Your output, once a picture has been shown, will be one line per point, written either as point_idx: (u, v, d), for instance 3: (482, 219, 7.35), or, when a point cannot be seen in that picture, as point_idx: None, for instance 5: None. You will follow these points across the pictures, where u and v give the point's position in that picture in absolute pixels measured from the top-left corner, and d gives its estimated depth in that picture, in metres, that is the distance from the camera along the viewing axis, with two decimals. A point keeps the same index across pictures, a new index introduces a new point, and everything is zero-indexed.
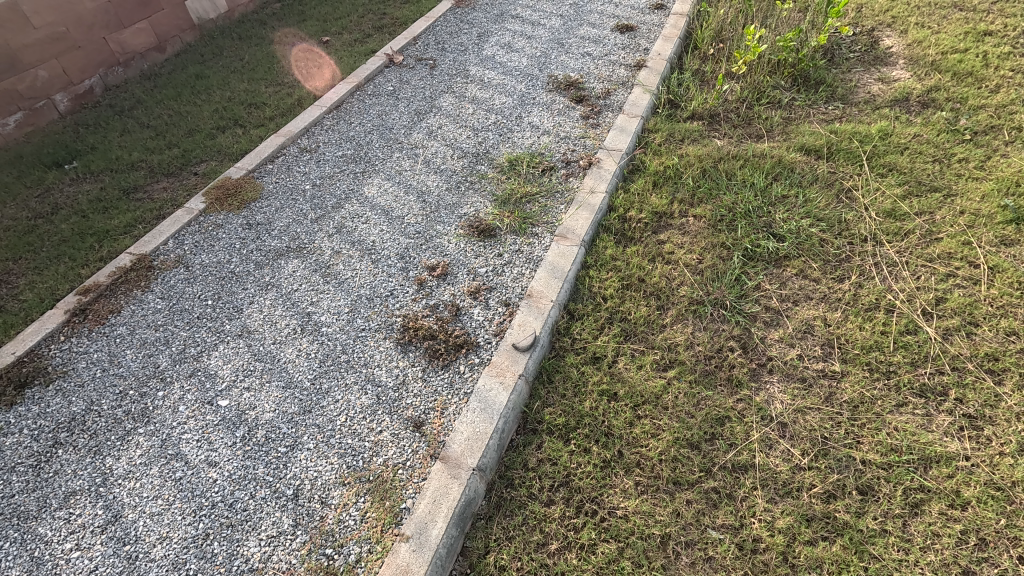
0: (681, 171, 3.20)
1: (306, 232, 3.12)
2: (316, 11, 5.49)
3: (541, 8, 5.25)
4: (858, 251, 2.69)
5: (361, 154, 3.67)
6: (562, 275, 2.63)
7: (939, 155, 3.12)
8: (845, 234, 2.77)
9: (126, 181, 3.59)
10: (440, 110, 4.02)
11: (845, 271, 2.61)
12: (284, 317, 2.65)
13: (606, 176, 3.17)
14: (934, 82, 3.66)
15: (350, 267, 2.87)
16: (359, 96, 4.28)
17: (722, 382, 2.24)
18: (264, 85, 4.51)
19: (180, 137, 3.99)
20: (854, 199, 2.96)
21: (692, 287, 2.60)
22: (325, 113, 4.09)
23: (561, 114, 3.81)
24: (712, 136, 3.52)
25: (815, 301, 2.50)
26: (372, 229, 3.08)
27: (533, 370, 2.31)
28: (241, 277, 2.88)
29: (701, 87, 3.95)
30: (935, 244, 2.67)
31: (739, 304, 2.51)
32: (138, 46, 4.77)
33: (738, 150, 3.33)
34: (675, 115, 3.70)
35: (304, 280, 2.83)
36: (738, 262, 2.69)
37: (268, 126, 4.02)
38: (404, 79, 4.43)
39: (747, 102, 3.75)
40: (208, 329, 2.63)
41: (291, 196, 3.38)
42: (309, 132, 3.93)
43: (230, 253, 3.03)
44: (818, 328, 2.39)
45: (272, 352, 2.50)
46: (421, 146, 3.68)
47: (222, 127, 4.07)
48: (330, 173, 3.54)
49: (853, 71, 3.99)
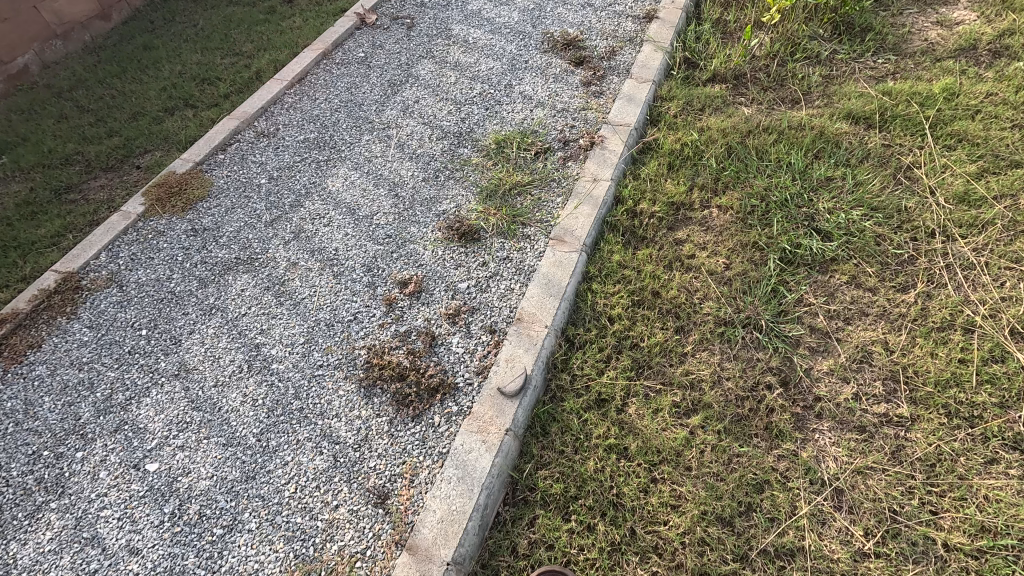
0: (702, 150, 2.66)
1: (259, 239, 2.65)
2: None
3: None
4: (924, 250, 2.18)
5: (325, 138, 3.15)
6: (560, 292, 2.16)
7: (1019, 120, 2.54)
8: (907, 227, 2.25)
9: (58, 179, 3.12)
10: (417, 80, 3.45)
11: (908, 277, 2.11)
12: (228, 351, 2.22)
13: (612, 159, 2.64)
14: (1006, 25, 3.03)
15: (308, 283, 2.42)
16: (325, 65, 3.71)
17: (758, 433, 1.81)
18: (219, 56, 3.94)
19: (122, 122, 3.48)
20: (916, 179, 2.41)
21: (719, 303, 2.12)
22: (287, 88, 3.53)
23: (558, 81, 3.23)
24: (738, 102, 2.94)
25: (872, 319, 2.02)
26: (335, 234, 2.61)
27: (524, 421, 1.88)
28: (181, 299, 2.44)
29: (723, 40, 3.34)
30: (1021, 239, 2.15)
31: (777, 326, 2.04)
32: (77, 14, 4.19)
33: (770, 119, 2.76)
34: (693, 78, 3.11)
35: (254, 302, 2.38)
36: (775, 269, 2.19)
37: (221, 107, 3.49)
38: (377, 43, 3.84)
39: (779, 58, 3.14)
40: (140, 368, 2.21)
41: (244, 193, 2.90)
42: (267, 112, 3.40)
43: (171, 267, 2.59)
44: (877, 357, 1.92)
45: (212, 398, 2.08)
46: (394, 126, 3.14)
47: (170, 109, 3.55)
48: (290, 162, 3.04)
49: (905, 14, 3.34)
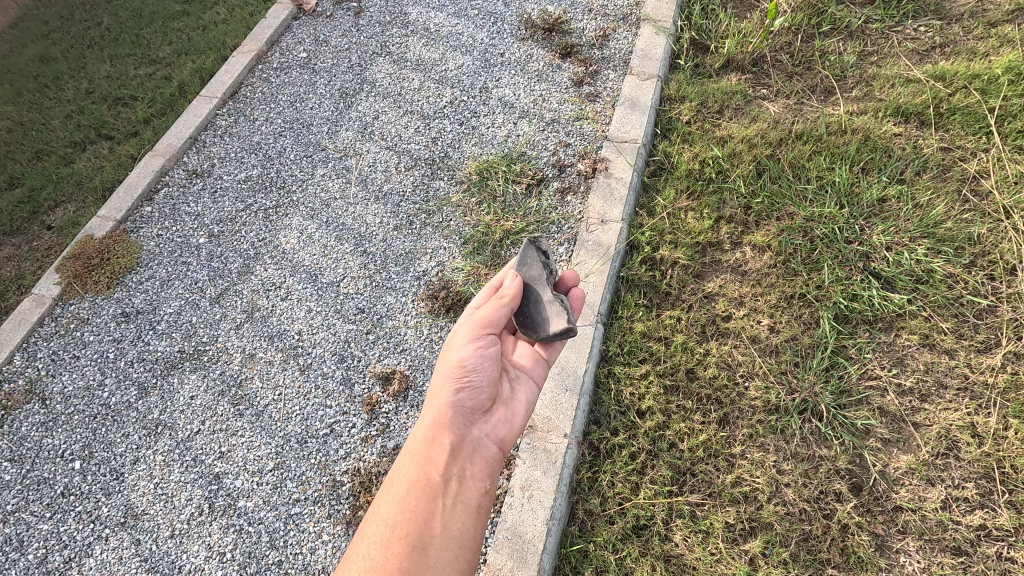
0: (726, 169, 2.20)
1: (205, 323, 2.20)
2: None
3: None
4: (1006, 295, 1.81)
5: (270, 175, 2.63)
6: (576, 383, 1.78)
7: None
8: (982, 262, 1.88)
9: None
10: (374, 87, 2.90)
11: (991, 331, 1.76)
12: (182, 487, 1.84)
13: (620, 191, 2.19)
14: None
15: (270, 383, 2.01)
16: (261, 73, 3.10)
17: (833, 561, 1.51)
18: (132, 67, 3.26)
19: (23, 168, 2.86)
20: (985, 195, 2.02)
21: (768, 382, 1.77)
22: (217, 107, 2.95)
23: (542, 80, 2.70)
24: (762, 97, 2.44)
25: (953, 394, 1.69)
26: (296, 311, 2.18)
27: (551, 568, 1.56)
28: (119, 414, 2.03)
29: (735, 11, 2.78)
30: None
31: (841, 412, 1.70)
32: None
33: (803, 121, 2.30)
34: (703, 66, 2.59)
35: (206, 414, 1.98)
36: (830, 331, 1.82)
37: (142, 137, 2.91)
38: (320, 38, 3.22)
39: (803, 34, 2.61)
40: (78, 517, 1.84)
41: (181, 258, 2.41)
42: (197, 143, 2.83)
43: (102, 370, 2.14)
44: (966, 448, 1.60)
45: (171, 556, 1.73)
46: (354, 155, 2.63)
47: (82, 146, 2.94)
48: (232, 213, 2.53)
49: None
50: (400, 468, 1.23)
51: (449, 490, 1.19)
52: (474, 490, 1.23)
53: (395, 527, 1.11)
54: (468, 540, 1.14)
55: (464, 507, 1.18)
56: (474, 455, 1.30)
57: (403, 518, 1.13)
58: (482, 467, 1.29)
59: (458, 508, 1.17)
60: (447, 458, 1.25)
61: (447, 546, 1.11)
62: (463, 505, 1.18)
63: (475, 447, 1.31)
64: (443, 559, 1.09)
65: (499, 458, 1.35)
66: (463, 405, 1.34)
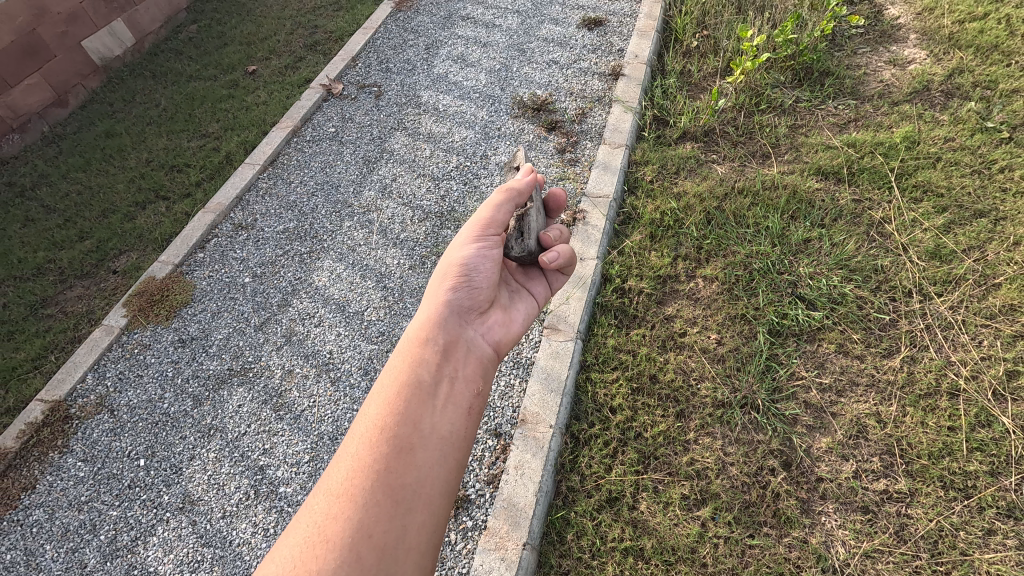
0: (682, 218, 2.70)
1: (251, 346, 2.63)
2: (238, 31, 4.71)
3: (494, 3, 4.58)
4: (904, 312, 2.26)
5: (305, 227, 3.13)
6: (560, 386, 2.22)
7: (977, 166, 2.65)
8: (885, 287, 2.34)
9: (32, 293, 3.00)
10: (392, 155, 3.46)
11: (892, 340, 2.20)
12: (232, 477, 2.21)
13: (595, 235, 2.69)
14: (955, 63, 3.13)
15: (306, 393, 2.42)
16: (296, 145, 3.68)
17: (768, 521, 1.87)
18: (186, 138, 3.83)
19: (91, 222, 3.34)
20: (888, 235, 2.50)
21: (715, 383, 2.18)
22: (259, 172, 3.49)
23: (532, 149, 3.26)
24: (711, 161, 2.99)
25: (863, 389, 2.10)
26: (327, 335, 2.61)
27: (539, 531, 1.92)
28: (177, 421, 2.41)
29: (689, 93, 3.39)
30: (993, 293, 2.26)
31: (774, 405, 2.10)
32: (32, 105, 4.00)
33: (744, 179, 2.82)
34: (664, 137, 3.15)
35: (252, 419, 2.37)
36: (764, 342, 2.25)
37: (195, 197, 3.43)
38: (346, 116, 3.83)
39: (745, 110, 3.19)
40: (143, 504, 2.18)
41: (229, 295, 2.87)
42: (242, 201, 3.35)
43: (162, 386, 2.55)
44: (872, 430, 2.00)
45: (223, 532, 2.07)
46: (375, 210, 3.14)
47: (142, 204, 3.44)
48: (272, 257, 3.01)
49: (859, 53, 3.40)
50: (389, 374, 1.34)
51: (437, 395, 1.33)
52: (461, 397, 1.37)
53: (385, 428, 1.22)
54: (455, 441, 1.28)
55: (450, 411, 1.32)
56: (467, 350, 1.51)
57: (386, 414, 1.25)
58: (474, 360, 1.50)
59: (445, 412, 1.30)
60: (434, 367, 1.39)
61: (435, 445, 1.24)
62: (451, 406, 1.32)
63: (468, 344, 1.53)
64: (429, 458, 1.21)
65: (484, 367, 1.52)
66: (455, 308, 1.57)
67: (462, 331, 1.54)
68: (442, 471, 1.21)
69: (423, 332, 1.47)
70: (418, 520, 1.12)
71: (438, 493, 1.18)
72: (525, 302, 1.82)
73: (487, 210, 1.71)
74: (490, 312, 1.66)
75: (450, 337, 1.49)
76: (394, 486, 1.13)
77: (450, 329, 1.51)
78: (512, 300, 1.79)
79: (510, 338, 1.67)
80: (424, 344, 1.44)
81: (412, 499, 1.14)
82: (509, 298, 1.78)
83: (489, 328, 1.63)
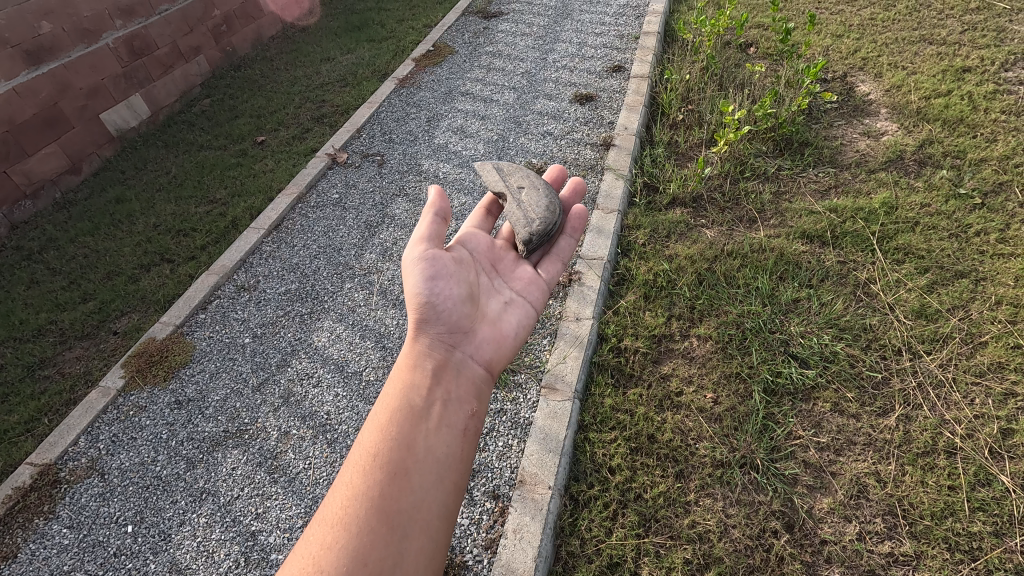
0: (674, 279, 2.79)
1: (248, 407, 2.62)
2: (249, 105, 4.97)
3: (492, 80, 4.89)
4: (895, 370, 2.30)
5: (307, 288, 3.20)
6: (558, 445, 2.21)
7: (953, 229, 2.77)
8: (875, 346, 2.39)
9: (31, 354, 3.00)
10: (393, 220, 3.59)
11: (886, 398, 2.22)
12: (222, 544, 2.15)
13: (590, 296, 2.75)
14: (925, 135, 3.34)
15: (302, 455, 2.39)
16: (301, 210, 3.81)
17: None
18: (194, 204, 3.96)
19: (96, 284, 3.40)
20: (875, 295, 2.58)
21: (713, 442, 2.18)
22: (264, 236, 3.60)
23: None
24: (701, 225, 3.11)
25: (861, 448, 2.10)
26: (325, 396, 2.61)
27: None
28: (169, 485, 2.37)
29: (677, 162, 3.58)
30: (980, 351, 2.31)
31: (773, 465, 2.09)
32: (47, 172, 4.14)
33: (733, 242, 2.94)
34: (655, 203, 3.29)
35: (246, 482, 2.33)
36: (760, 401, 2.26)
37: (199, 260, 3.51)
38: (350, 183, 3.99)
39: (731, 177, 3.36)
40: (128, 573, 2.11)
41: (229, 355, 2.89)
42: (246, 264, 3.43)
43: (156, 448, 2.52)
44: (873, 490, 1.99)
45: None
46: (376, 272, 3.23)
47: (147, 266, 3.51)
48: (273, 318, 3.05)
49: (835, 125, 3.62)
50: (382, 404, 1.46)
51: (428, 420, 1.43)
52: (452, 420, 1.47)
53: (377, 455, 1.32)
54: (448, 463, 1.38)
55: (442, 436, 1.41)
56: (460, 371, 1.62)
57: (377, 443, 1.35)
58: (466, 378, 1.61)
59: (436, 436, 1.40)
60: (425, 392, 1.49)
61: (429, 469, 1.33)
62: (443, 430, 1.43)
63: (460, 365, 1.63)
64: (425, 481, 1.31)
65: (475, 387, 1.62)
66: (439, 336, 1.66)
67: (452, 353, 1.65)
68: (438, 492, 1.31)
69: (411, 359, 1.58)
70: (415, 545, 1.21)
71: (432, 515, 1.27)
72: (517, 305, 1.91)
73: (421, 228, 1.80)
74: (479, 328, 1.75)
75: (439, 361, 1.59)
76: (388, 512, 1.22)
77: (438, 354, 1.62)
78: (502, 309, 1.86)
79: (501, 354, 1.75)
80: (413, 370, 1.55)
81: (408, 524, 1.22)
82: (500, 308, 1.86)
83: (479, 346, 1.72)
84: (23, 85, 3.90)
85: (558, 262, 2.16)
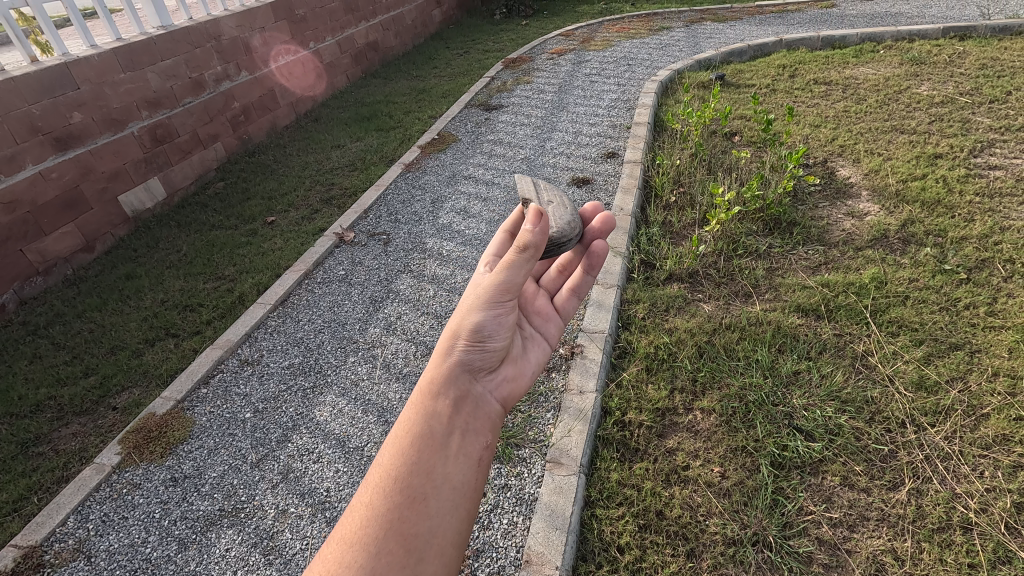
0: (675, 352, 2.83)
1: (245, 484, 2.56)
2: (261, 187, 5.21)
3: (494, 165, 5.19)
4: (901, 443, 2.30)
5: (311, 363, 3.22)
6: (565, 522, 2.15)
7: (943, 303, 2.86)
8: (879, 418, 2.40)
9: (26, 430, 2.96)
10: (397, 295, 3.67)
11: (895, 472, 2.20)
12: None
13: (593, 369, 2.78)
14: (906, 215, 3.51)
15: (299, 534, 2.31)
16: (307, 285, 3.91)
17: None
18: (202, 280, 4.06)
19: (100, 358, 3.42)
20: (873, 367, 2.62)
21: (723, 518, 2.13)
22: (270, 311, 3.66)
23: None
24: (698, 299, 3.20)
25: (874, 524, 2.06)
26: (325, 471, 2.56)
27: None
28: (158, 568, 2.27)
29: (672, 241, 3.74)
30: (983, 423, 2.32)
31: (787, 543, 2.03)
32: (62, 250, 4.26)
33: (730, 316, 3.01)
34: (653, 278, 3.40)
35: (239, 564, 2.23)
36: (768, 475, 2.24)
37: (204, 334, 3.56)
38: (356, 260, 4.12)
39: (724, 254, 3.49)
40: None
41: (228, 431, 2.85)
42: (250, 338, 3.47)
43: (146, 529, 2.43)
44: (891, 568, 1.92)
45: None
46: (379, 345, 3.26)
47: (152, 341, 3.54)
48: (276, 393, 3.04)
49: (819, 207, 3.82)
50: (400, 425, 1.43)
51: (447, 448, 1.42)
52: (470, 449, 1.46)
53: (398, 479, 1.31)
54: (463, 490, 1.38)
55: (460, 463, 1.42)
56: (479, 403, 1.63)
57: (397, 467, 1.34)
58: (484, 412, 1.62)
59: (455, 464, 1.40)
60: (445, 419, 1.48)
61: (446, 495, 1.34)
62: (461, 459, 1.43)
63: (479, 398, 1.64)
64: (441, 509, 1.32)
65: (492, 421, 1.63)
66: (465, 367, 1.63)
67: (473, 385, 1.64)
68: (453, 520, 1.32)
69: (435, 381, 1.55)
70: (430, 569, 1.22)
71: (447, 541, 1.28)
72: (535, 345, 1.98)
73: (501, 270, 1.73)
74: (501, 362, 1.78)
75: (461, 390, 1.58)
76: (406, 536, 1.24)
77: (461, 384, 1.59)
78: (524, 347, 1.92)
79: (517, 389, 1.80)
80: (434, 396, 1.52)
81: (424, 548, 1.25)
82: (521, 346, 1.90)
83: (498, 381, 1.75)
84: (48, 169, 4.12)
85: (575, 296, 2.23)
